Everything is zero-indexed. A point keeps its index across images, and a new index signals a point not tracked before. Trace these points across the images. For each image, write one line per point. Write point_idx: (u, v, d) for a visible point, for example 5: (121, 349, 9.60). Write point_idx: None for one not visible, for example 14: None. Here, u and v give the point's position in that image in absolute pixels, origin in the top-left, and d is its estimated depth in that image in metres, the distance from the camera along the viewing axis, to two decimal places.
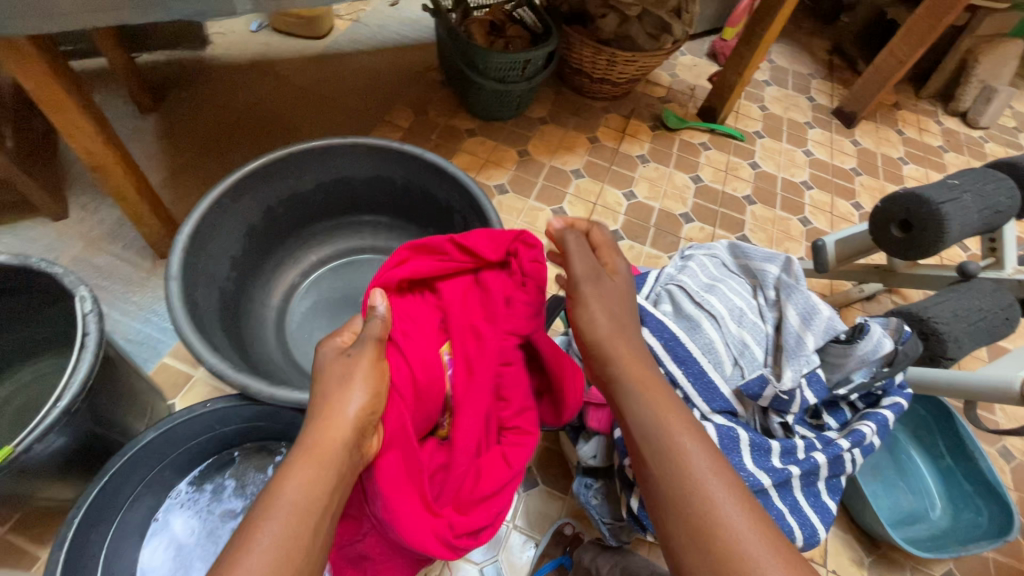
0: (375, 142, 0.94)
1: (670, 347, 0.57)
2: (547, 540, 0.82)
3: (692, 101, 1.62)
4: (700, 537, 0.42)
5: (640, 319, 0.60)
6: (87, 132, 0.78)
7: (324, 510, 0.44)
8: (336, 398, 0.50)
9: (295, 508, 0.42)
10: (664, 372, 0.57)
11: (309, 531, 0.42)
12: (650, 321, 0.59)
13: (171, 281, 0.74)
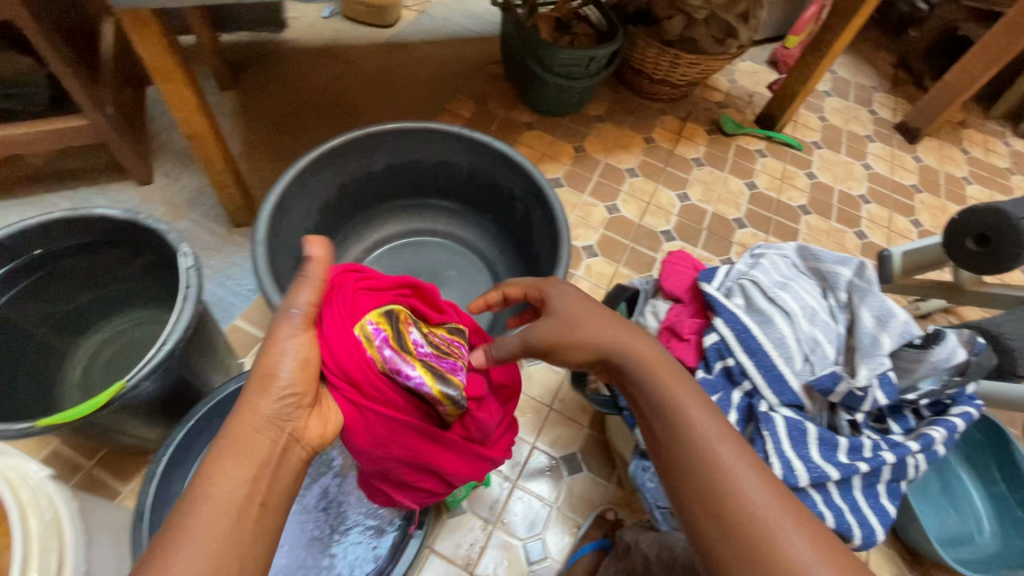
0: (445, 127, 0.96)
1: (743, 338, 0.58)
2: (589, 523, 0.86)
3: (751, 107, 1.61)
4: (727, 510, 0.44)
5: (711, 310, 0.61)
6: (190, 103, 0.84)
7: (245, 502, 0.41)
8: (249, 398, 0.46)
9: (218, 496, 0.40)
10: (734, 362, 0.58)
11: (231, 522, 0.39)
12: (722, 312, 0.60)
13: (258, 246, 0.78)
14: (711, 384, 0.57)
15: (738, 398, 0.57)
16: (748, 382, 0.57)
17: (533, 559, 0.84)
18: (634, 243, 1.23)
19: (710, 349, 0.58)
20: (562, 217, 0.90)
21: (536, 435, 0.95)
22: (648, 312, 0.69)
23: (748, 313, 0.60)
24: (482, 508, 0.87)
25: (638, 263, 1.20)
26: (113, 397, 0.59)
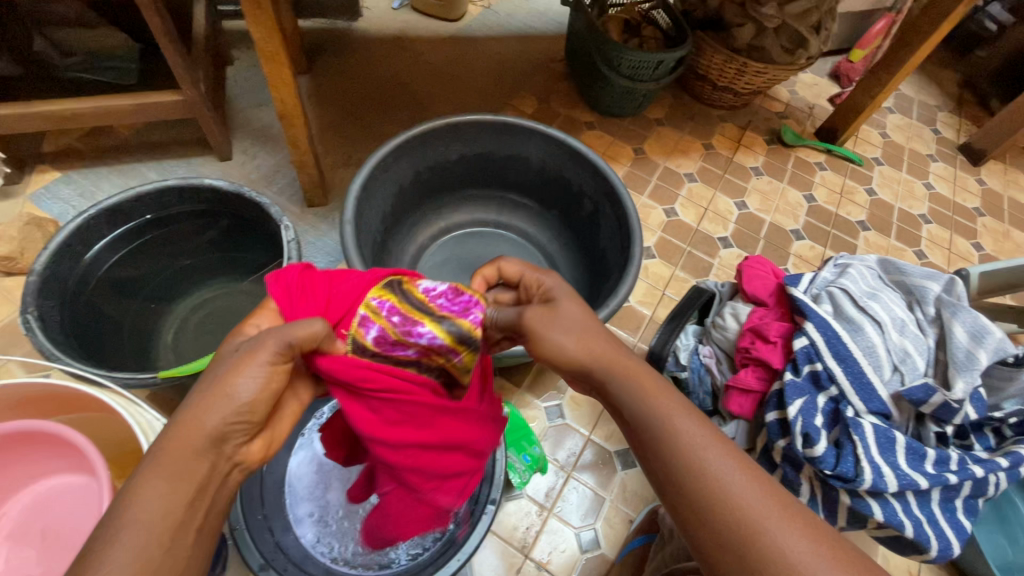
0: (522, 122, 0.99)
1: (834, 344, 0.59)
2: (643, 518, 0.86)
3: (811, 119, 1.59)
4: (720, 521, 0.40)
5: (799, 315, 0.62)
6: (287, 86, 0.88)
7: (182, 520, 0.38)
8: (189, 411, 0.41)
9: (150, 517, 0.37)
10: (822, 368, 0.59)
11: (163, 546, 0.36)
12: (812, 317, 0.61)
13: (346, 225, 0.82)
14: (798, 388, 0.57)
15: (823, 403, 0.58)
16: (834, 388, 0.58)
17: (587, 547, 0.86)
18: (691, 247, 1.24)
19: (800, 352, 0.59)
20: (634, 216, 0.92)
21: (591, 428, 0.97)
22: (728, 313, 0.70)
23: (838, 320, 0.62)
24: (537, 494, 0.89)
25: (695, 267, 1.21)
26: None
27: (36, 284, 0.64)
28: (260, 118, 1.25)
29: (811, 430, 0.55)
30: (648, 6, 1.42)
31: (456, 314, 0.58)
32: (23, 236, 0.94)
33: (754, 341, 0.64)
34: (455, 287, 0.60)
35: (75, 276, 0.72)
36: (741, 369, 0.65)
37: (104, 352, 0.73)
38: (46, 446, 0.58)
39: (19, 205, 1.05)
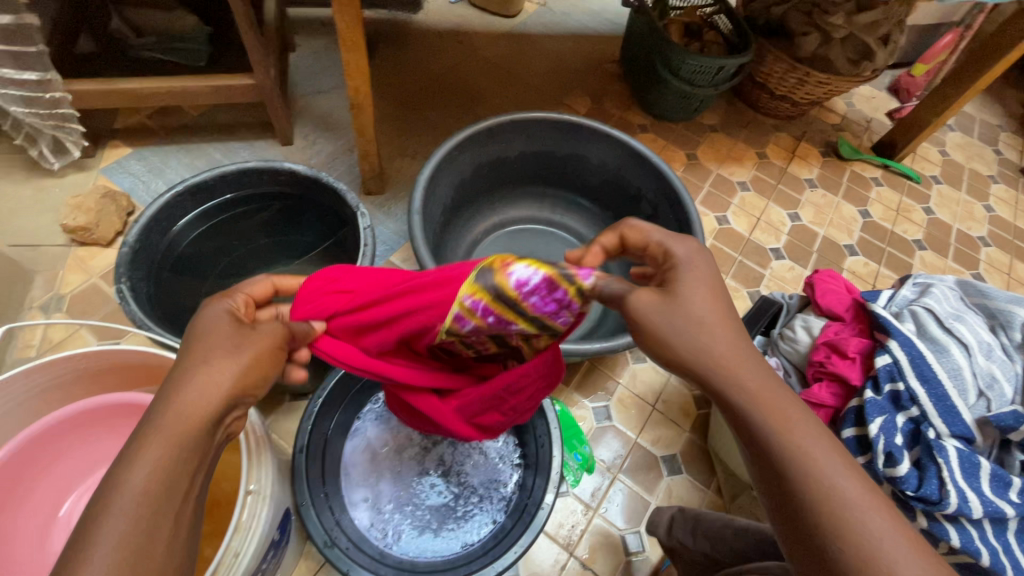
0: (587, 122, 0.99)
1: (918, 364, 0.59)
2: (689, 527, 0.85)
3: (868, 133, 1.56)
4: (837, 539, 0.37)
5: (882, 333, 0.63)
6: (361, 73, 0.89)
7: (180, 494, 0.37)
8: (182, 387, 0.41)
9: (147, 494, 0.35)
10: (904, 388, 0.59)
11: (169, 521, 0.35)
12: (896, 336, 0.62)
13: (415, 215, 0.83)
14: (879, 405, 0.58)
15: (902, 423, 0.58)
16: (915, 409, 0.58)
17: (630, 551, 0.86)
18: (743, 257, 1.23)
19: (881, 370, 0.60)
20: (697, 222, 0.91)
21: (638, 432, 0.96)
22: (799, 325, 0.70)
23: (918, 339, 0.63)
24: (582, 493, 0.89)
25: (746, 277, 1.19)
26: None
27: (127, 255, 0.70)
28: (321, 105, 1.27)
29: (893, 448, 0.56)
30: (709, 10, 1.40)
31: (545, 314, 0.53)
32: (99, 209, 0.98)
33: (830, 355, 0.64)
34: (549, 280, 0.52)
35: (161, 249, 0.79)
36: (814, 384, 0.65)
37: (180, 322, 0.80)
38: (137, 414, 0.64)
39: (93, 178, 1.09)
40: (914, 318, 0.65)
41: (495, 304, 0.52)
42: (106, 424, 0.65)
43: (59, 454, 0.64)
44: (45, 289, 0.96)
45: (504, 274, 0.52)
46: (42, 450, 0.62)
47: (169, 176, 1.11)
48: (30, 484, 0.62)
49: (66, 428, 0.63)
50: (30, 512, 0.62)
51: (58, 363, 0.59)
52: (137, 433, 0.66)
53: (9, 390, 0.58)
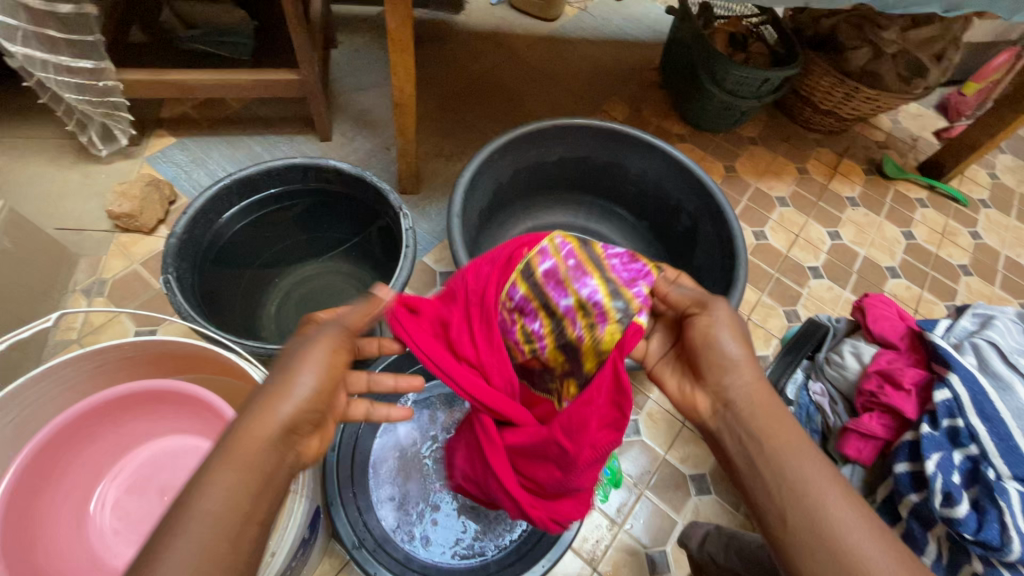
0: (629, 131, 0.97)
1: (979, 402, 0.60)
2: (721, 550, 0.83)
3: (914, 152, 1.51)
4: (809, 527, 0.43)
5: (943, 368, 0.65)
6: (406, 72, 0.90)
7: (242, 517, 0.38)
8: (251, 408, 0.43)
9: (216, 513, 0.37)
10: (964, 425, 0.60)
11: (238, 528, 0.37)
12: (959, 371, 0.63)
13: (454, 218, 0.83)
14: (936, 442, 0.60)
15: (960, 460, 0.60)
16: (975, 447, 0.59)
17: (654, 569, 0.84)
18: (780, 274, 1.20)
19: (940, 405, 0.62)
20: (740, 237, 0.89)
21: (666, 448, 0.94)
22: (848, 351, 0.75)
23: (981, 374, 0.64)
24: (608, 508, 0.88)
25: (782, 295, 1.17)
26: None
27: (174, 247, 0.71)
28: (360, 103, 1.28)
29: (952, 488, 0.57)
30: (757, 19, 1.37)
31: (623, 281, 0.55)
32: (143, 197, 1.00)
33: (883, 385, 0.69)
34: (632, 253, 0.58)
35: (205, 241, 0.80)
36: (865, 414, 0.69)
37: (219, 314, 0.81)
38: (194, 408, 0.65)
39: (138, 166, 1.11)
40: (976, 352, 0.66)
41: (579, 251, 0.55)
42: (117, 418, 0.65)
43: (72, 457, 0.63)
44: (89, 274, 0.97)
45: (597, 245, 0.57)
46: (56, 455, 0.61)
47: (211, 167, 1.13)
48: (50, 490, 0.61)
49: (85, 424, 0.62)
50: (68, 490, 0.63)
51: (100, 353, 0.60)
52: (153, 419, 0.67)
53: (58, 374, 0.59)
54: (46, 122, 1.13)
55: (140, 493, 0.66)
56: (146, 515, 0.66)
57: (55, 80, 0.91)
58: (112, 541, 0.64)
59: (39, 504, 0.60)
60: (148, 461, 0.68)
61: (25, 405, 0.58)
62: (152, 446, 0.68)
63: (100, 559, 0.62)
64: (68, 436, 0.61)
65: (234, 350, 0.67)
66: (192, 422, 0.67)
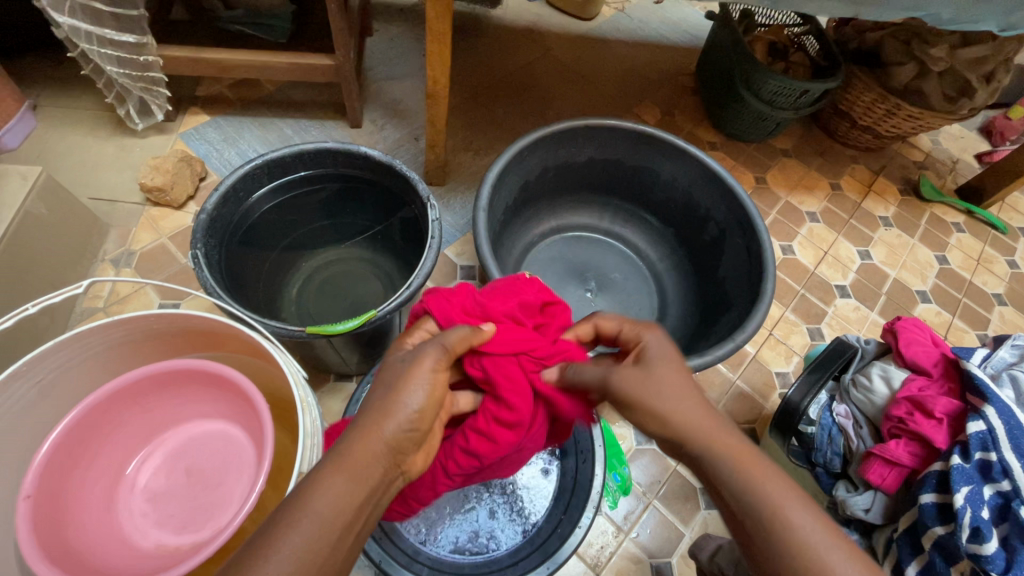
0: (663, 136, 0.96)
1: (1015, 436, 0.59)
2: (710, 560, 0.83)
3: (953, 174, 1.46)
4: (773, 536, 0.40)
5: (979, 398, 0.64)
6: (442, 62, 0.89)
7: (340, 528, 0.40)
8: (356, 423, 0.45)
9: (319, 514, 0.39)
10: (997, 458, 0.59)
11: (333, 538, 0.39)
12: (995, 402, 0.62)
13: (480, 212, 0.82)
14: (967, 474, 0.58)
15: (990, 495, 0.58)
16: (1007, 483, 0.57)
17: None
18: (805, 290, 1.17)
19: (974, 436, 0.60)
20: (770, 250, 0.87)
21: (678, 458, 0.93)
22: (877, 374, 0.74)
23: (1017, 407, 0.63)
24: (615, 514, 0.87)
25: (807, 312, 1.14)
26: (366, 322, 0.68)
27: (204, 222, 0.72)
28: (391, 92, 1.28)
29: (981, 524, 0.55)
30: (799, 29, 1.35)
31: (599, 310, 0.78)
32: (175, 172, 1.01)
33: (913, 412, 0.67)
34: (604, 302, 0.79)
35: (235, 219, 0.81)
36: (892, 439, 0.67)
37: (244, 291, 0.82)
38: (210, 383, 0.67)
39: (171, 142, 1.12)
40: (1014, 383, 0.65)
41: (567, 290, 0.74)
42: (142, 402, 0.66)
43: (103, 440, 0.64)
44: (118, 244, 0.99)
45: None
46: (85, 437, 0.62)
47: (242, 148, 1.14)
48: (79, 472, 0.62)
49: (111, 408, 0.63)
50: (96, 476, 0.64)
51: (128, 323, 0.61)
52: (177, 403, 0.69)
53: (87, 341, 0.60)
54: (87, 93, 1.15)
55: (167, 475, 0.68)
56: (174, 496, 0.66)
57: (98, 53, 0.92)
58: (142, 522, 0.64)
59: (69, 486, 0.61)
60: (175, 444, 0.69)
61: (52, 368, 0.59)
62: (178, 430, 0.70)
63: (131, 539, 0.63)
64: (96, 419, 0.62)
65: (256, 330, 0.67)
66: (218, 402, 0.69)
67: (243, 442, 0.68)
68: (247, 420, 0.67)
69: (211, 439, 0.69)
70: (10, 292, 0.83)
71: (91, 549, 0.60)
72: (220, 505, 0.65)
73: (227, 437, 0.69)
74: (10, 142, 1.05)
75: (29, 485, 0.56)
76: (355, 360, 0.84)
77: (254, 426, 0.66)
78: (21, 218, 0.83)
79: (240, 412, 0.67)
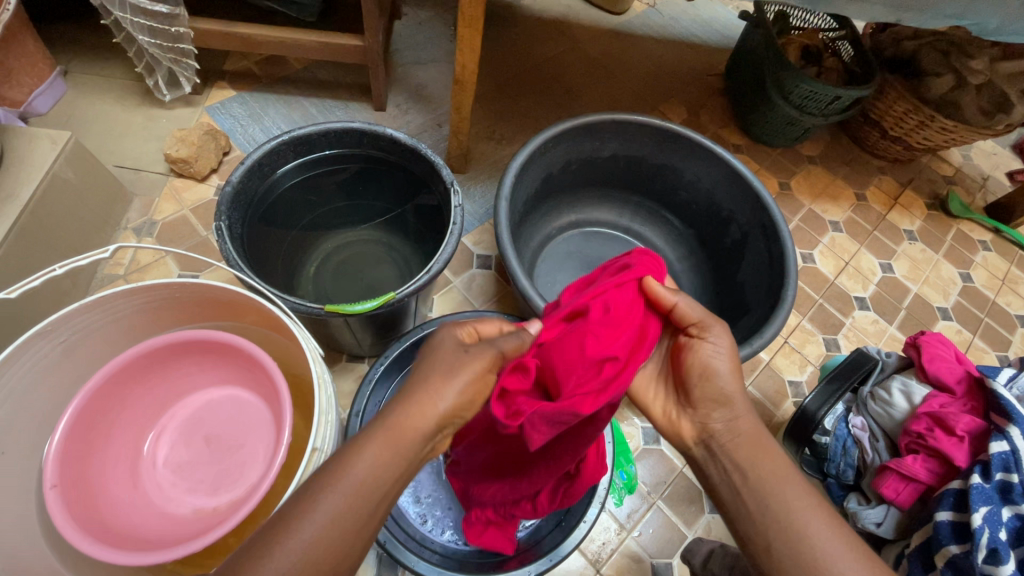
0: (691, 134, 0.94)
1: None
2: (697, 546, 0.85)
3: (983, 191, 1.43)
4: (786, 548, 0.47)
5: (1005, 419, 0.62)
6: (472, 48, 0.89)
7: None
8: None
9: None
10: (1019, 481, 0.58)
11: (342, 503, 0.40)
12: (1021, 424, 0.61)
13: (502, 201, 0.81)
14: (986, 495, 0.58)
15: (1009, 518, 0.57)
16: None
17: None
18: (824, 300, 1.16)
19: (995, 457, 0.59)
20: (792, 256, 0.86)
21: (685, 461, 0.92)
22: (897, 389, 0.73)
23: None
24: (618, 512, 0.86)
25: (823, 322, 1.13)
26: (384, 304, 0.68)
27: (229, 195, 0.72)
28: (417, 76, 1.27)
29: (998, 545, 0.55)
30: (834, 34, 1.32)
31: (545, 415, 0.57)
32: (200, 144, 1.02)
33: (932, 428, 0.66)
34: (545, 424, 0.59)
35: (258, 194, 0.81)
36: (909, 455, 0.67)
37: (263, 267, 0.83)
38: (213, 351, 0.68)
39: (197, 115, 1.13)
40: None
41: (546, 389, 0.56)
42: (140, 383, 0.66)
43: (109, 424, 0.64)
44: (140, 214, 1.00)
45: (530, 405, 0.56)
46: (93, 420, 0.62)
47: (266, 124, 1.14)
48: (95, 460, 0.62)
49: (114, 390, 0.63)
50: (113, 458, 0.65)
51: (151, 290, 0.62)
52: (175, 376, 0.69)
53: (109, 305, 0.61)
54: (116, 62, 1.16)
55: (185, 445, 0.69)
56: (199, 463, 0.68)
57: (129, 21, 0.92)
58: (175, 492, 0.66)
59: (89, 470, 0.62)
60: (184, 417, 0.70)
61: (76, 329, 0.60)
62: (183, 404, 0.70)
63: (169, 510, 0.64)
64: (98, 403, 0.62)
65: (276, 305, 0.68)
66: (222, 367, 0.70)
67: (254, 400, 0.69)
68: (254, 379, 0.69)
69: (221, 404, 0.70)
70: (37, 253, 0.85)
71: (133, 527, 0.61)
72: (246, 463, 0.66)
73: (238, 398, 0.70)
74: (40, 107, 1.06)
75: (51, 475, 0.56)
76: (369, 341, 0.84)
77: (263, 382, 0.67)
78: (48, 181, 0.84)
79: (246, 372, 0.68)
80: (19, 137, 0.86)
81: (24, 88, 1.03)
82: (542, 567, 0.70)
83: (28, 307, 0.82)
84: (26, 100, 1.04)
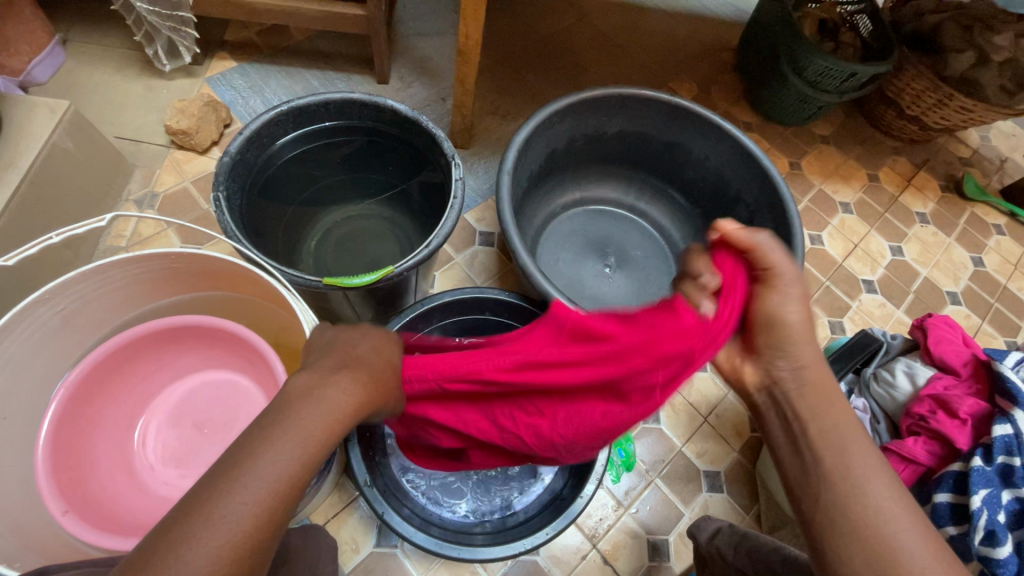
0: (699, 110, 0.92)
1: None
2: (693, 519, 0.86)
3: (1000, 174, 1.39)
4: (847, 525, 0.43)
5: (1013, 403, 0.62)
6: (475, 17, 0.86)
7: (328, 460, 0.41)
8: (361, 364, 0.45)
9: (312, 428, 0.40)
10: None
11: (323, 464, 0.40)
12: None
13: (504, 175, 0.80)
14: (986, 477, 0.57)
15: (1008, 500, 0.57)
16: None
17: (654, 556, 0.83)
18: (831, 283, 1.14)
19: (999, 440, 0.59)
20: (799, 236, 0.84)
21: (685, 440, 0.92)
22: (901, 371, 0.72)
23: None
24: (616, 489, 0.87)
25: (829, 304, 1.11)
26: (382, 278, 0.67)
27: (227, 165, 0.71)
28: (421, 49, 1.24)
29: (996, 527, 0.55)
30: (852, 7, 1.26)
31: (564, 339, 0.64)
32: (200, 116, 1.01)
33: (935, 411, 0.66)
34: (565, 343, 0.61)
35: (257, 165, 0.80)
36: (910, 437, 0.67)
37: (263, 240, 0.82)
38: (175, 339, 0.69)
39: (198, 86, 1.11)
40: None
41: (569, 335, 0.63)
42: (104, 394, 0.67)
43: (89, 443, 0.65)
44: (141, 185, 1.00)
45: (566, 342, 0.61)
46: (70, 439, 0.62)
47: (267, 97, 1.13)
48: (90, 482, 0.63)
49: (81, 405, 0.64)
50: (109, 477, 0.65)
51: (141, 259, 0.61)
52: (138, 377, 0.69)
53: (106, 275, 0.60)
54: (116, 31, 1.14)
55: (177, 436, 0.69)
56: (196, 450, 0.69)
57: None
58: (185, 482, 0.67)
59: (89, 491, 0.62)
60: (162, 412, 0.70)
61: (71, 299, 0.60)
62: (153, 406, 0.71)
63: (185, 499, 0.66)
64: (70, 418, 0.62)
65: (274, 277, 0.67)
66: (189, 353, 0.71)
67: (233, 378, 0.71)
68: (229, 357, 0.71)
69: (200, 392, 0.71)
70: (38, 222, 0.85)
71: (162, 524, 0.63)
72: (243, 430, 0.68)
73: (215, 380, 0.72)
74: (40, 76, 1.05)
75: (58, 504, 0.57)
76: (369, 316, 0.84)
77: (242, 354, 0.70)
78: (47, 151, 0.83)
79: (222, 352, 0.71)
80: (18, 105, 0.85)
81: (23, 57, 1.01)
82: (542, 538, 0.70)
83: (31, 275, 0.82)
84: (26, 69, 1.02)
